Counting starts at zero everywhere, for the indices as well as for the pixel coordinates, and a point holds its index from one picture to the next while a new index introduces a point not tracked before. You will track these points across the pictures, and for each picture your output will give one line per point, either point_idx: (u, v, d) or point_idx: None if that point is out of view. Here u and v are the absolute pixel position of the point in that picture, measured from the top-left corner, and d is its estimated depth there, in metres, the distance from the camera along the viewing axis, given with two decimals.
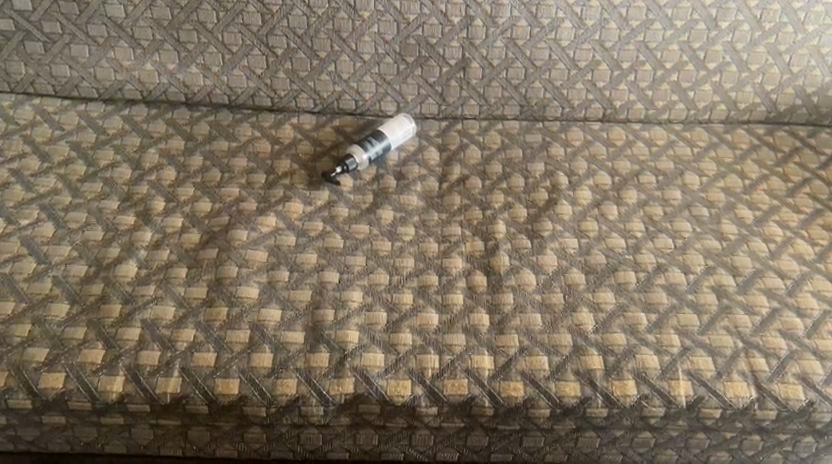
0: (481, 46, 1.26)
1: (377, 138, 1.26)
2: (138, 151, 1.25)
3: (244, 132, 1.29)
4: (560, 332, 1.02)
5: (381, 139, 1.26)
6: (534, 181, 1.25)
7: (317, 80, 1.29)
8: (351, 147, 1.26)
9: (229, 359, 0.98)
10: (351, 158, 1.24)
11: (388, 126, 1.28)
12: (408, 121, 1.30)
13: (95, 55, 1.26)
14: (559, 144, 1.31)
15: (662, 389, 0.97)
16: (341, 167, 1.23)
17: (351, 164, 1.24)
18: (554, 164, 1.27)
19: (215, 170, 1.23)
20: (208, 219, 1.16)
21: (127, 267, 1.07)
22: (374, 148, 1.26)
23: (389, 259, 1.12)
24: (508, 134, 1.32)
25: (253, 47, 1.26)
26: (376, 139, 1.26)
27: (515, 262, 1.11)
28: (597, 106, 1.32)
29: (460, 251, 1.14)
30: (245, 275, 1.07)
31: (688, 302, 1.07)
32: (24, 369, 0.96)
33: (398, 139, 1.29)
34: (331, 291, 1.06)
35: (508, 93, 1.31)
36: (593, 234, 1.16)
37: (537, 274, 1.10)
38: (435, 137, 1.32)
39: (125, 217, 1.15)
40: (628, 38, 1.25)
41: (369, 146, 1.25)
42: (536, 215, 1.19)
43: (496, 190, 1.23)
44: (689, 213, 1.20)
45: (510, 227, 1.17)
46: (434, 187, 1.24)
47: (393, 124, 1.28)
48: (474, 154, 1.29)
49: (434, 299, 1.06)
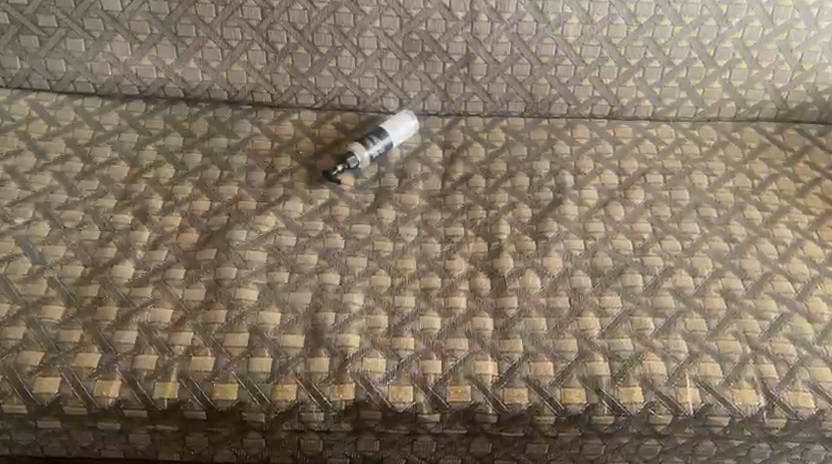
0: (531, 43, 1.23)
1: (377, 135, 1.22)
2: (179, 150, 1.21)
3: (286, 132, 1.25)
4: (621, 337, 1.00)
5: (381, 136, 1.22)
6: (584, 178, 1.20)
7: (362, 78, 1.27)
8: (351, 145, 1.22)
9: (285, 364, 0.97)
10: (352, 155, 1.19)
11: (392, 122, 1.24)
12: (411, 118, 1.26)
13: (136, 53, 1.25)
14: (607, 143, 1.26)
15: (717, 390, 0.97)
16: (342, 164, 1.19)
17: (350, 162, 1.19)
18: (601, 160, 1.23)
19: (259, 173, 1.19)
20: (253, 219, 1.12)
21: (176, 271, 1.05)
22: (375, 145, 1.21)
23: (439, 261, 1.08)
24: (556, 131, 1.28)
25: (298, 44, 1.24)
26: (377, 136, 1.21)
27: (570, 266, 1.08)
28: (648, 104, 1.29)
29: (510, 251, 1.10)
30: (296, 278, 1.05)
31: (748, 308, 1.04)
32: (78, 375, 0.95)
33: (399, 136, 1.24)
34: (384, 295, 1.04)
35: (556, 91, 1.28)
36: (647, 236, 1.12)
37: (593, 277, 1.07)
38: (480, 133, 1.27)
39: (171, 218, 1.12)
40: (681, 35, 1.23)
41: (369, 142, 1.21)
42: (588, 214, 1.15)
43: (544, 187, 1.19)
44: (743, 215, 1.16)
45: (562, 227, 1.13)
46: (480, 180, 1.20)
47: (394, 121, 1.24)
48: (521, 150, 1.24)
49: (487, 304, 1.03)
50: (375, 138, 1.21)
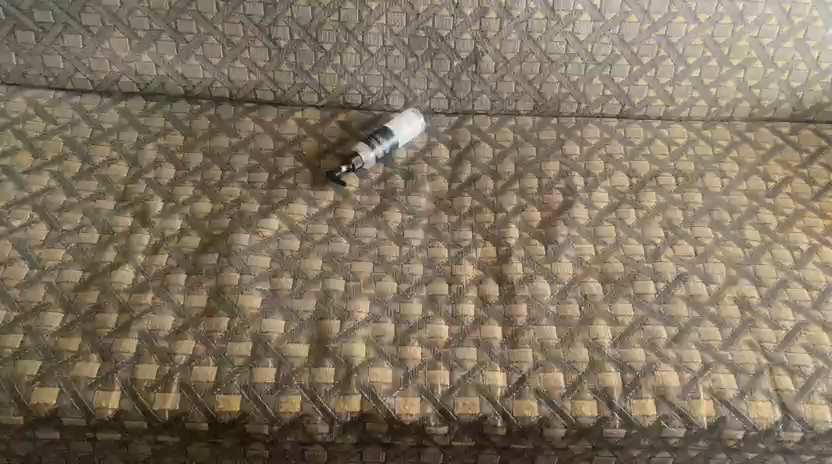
0: (495, 39, 1.19)
1: (386, 135, 1.21)
2: (134, 147, 1.20)
3: (246, 128, 1.24)
4: (578, 347, 0.98)
5: (388, 136, 1.21)
6: (548, 182, 1.20)
7: (323, 73, 1.23)
8: (356, 146, 1.22)
9: (230, 373, 0.93)
10: (357, 156, 1.19)
11: (394, 121, 1.23)
12: (416, 116, 1.25)
13: (89, 46, 1.20)
14: (573, 142, 1.25)
15: (682, 410, 0.93)
16: (346, 166, 1.19)
17: (357, 164, 1.19)
18: (569, 163, 1.22)
19: (216, 169, 1.19)
20: (208, 221, 1.11)
21: (123, 273, 1.03)
22: (383, 145, 1.21)
23: (397, 265, 1.08)
24: (521, 130, 1.27)
25: (255, 38, 1.19)
26: (385, 136, 1.21)
27: (529, 270, 1.07)
28: (616, 102, 1.26)
29: (471, 258, 1.09)
30: (247, 282, 1.02)
31: (710, 315, 1.02)
32: (17, 384, 0.91)
33: (407, 135, 1.24)
34: (337, 300, 1.01)
35: (522, 88, 1.25)
36: (610, 240, 1.11)
37: (552, 282, 1.05)
38: (445, 133, 1.26)
39: (122, 218, 1.11)
40: (650, 32, 1.18)
41: (377, 143, 1.21)
42: (550, 219, 1.14)
43: (507, 191, 1.19)
44: (710, 217, 1.15)
45: (524, 232, 1.12)
46: (443, 187, 1.20)
47: (400, 120, 1.23)
48: (486, 152, 1.24)
49: (444, 311, 1.01)
50: (381, 139, 1.21)
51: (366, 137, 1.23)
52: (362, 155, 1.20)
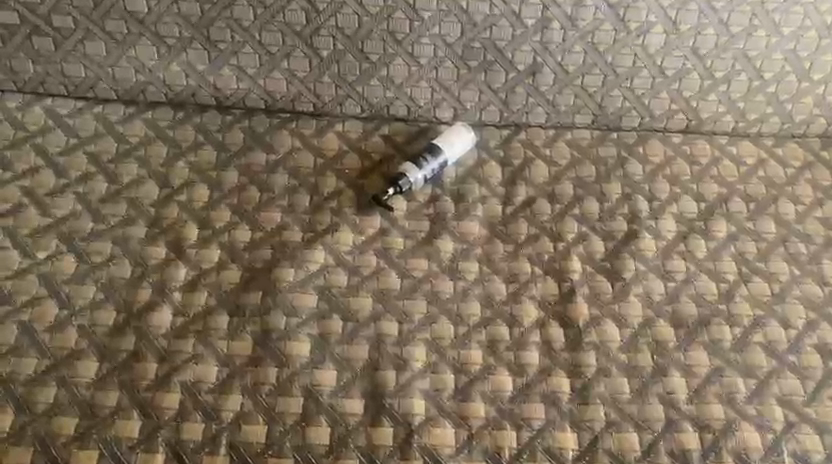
0: (556, 51, 1.10)
1: (436, 153, 1.12)
2: (164, 165, 1.12)
3: (283, 142, 1.15)
4: (652, 403, 0.91)
5: (438, 155, 1.12)
6: (611, 206, 1.11)
7: (367, 85, 1.13)
8: (402, 165, 1.12)
9: (281, 433, 0.86)
10: (404, 176, 1.10)
11: (443, 138, 1.14)
12: (467, 132, 1.16)
13: (112, 54, 1.10)
14: (635, 159, 1.16)
15: None
16: (394, 187, 1.10)
17: (404, 185, 1.10)
18: (631, 185, 1.14)
19: (252, 190, 1.10)
20: (247, 252, 1.02)
21: (160, 314, 0.96)
22: (431, 165, 1.12)
23: (453, 304, 1.00)
24: (578, 146, 1.18)
25: (294, 47, 1.09)
26: (434, 154, 1.12)
27: (596, 311, 0.99)
28: (682, 117, 1.17)
29: (531, 296, 1.01)
30: (294, 326, 0.95)
31: (791, 366, 0.95)
32: (52, 443, 0.85)
33: (457, 153, 1.15)
34: (390, 347, 0.94)
35: (582, 101, 1.15)
36: (680, 276, 1.03)
37: (621, 327, 0.98)
38: (496, 149, 1.17)
39: (154, 247, 1.03)
40: (727, 46, 1.09)
41: (425, 163, 1.11)
42: (616, 251, 1.06)
43: (567, 216, 1.10)
44: (786, 249, 1.07)
45: (587, 266, 1.04)
46: (496, 210, 1.11)
47: (450, 136, 1.14)
48: (541, 170, 1.15)
49: (507, 358, 0.95)
50: (430, 158, 1.12)
51: (412, 155, 1.14)
52: (409, 175, 1.10)
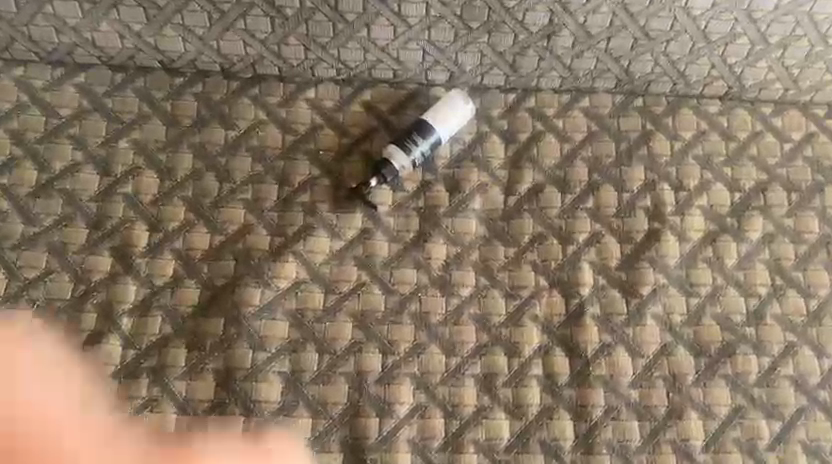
0: (578, 12, 0.89)
1: (426, 132, 0.95)
2: (103, 145, 0.94)
3: (244, 114, 0.96)
4: (665, 451, 0.82)
5: (428, 133, 0.95)
6: (630, 197, 0.96)
7: (343, 48, 0.93)
8: (386, 148, 0.95)
9: None
10: (388, 165, 0.93)
11: (434, 111, 0.96)
12: (463, 103, 0.97)
13: (24, 10, 0.88)
14: (661, 136, 0.99)
15: None
16: (377, 178, 0.93)
17: (390, 174, 0.93)
18: (656, 169, 0.97)
19: (210, 179, 0.93)
20: (206, 264, 0.88)
21: (108, 347, 0.83)
22: (420, 147, 0.94)
23: (444, 328, 0.87)
24: (596, 116, 0.99)
25: (250, 4, 0.87)
26: (423, 133, 0.94)
27: (607, 337, 0.87)
28: (722, 82, 0.98)
29: (534, 316, 0.89)
30: (262, 362, 0.83)
31: (821, 404, 0.85)
32: None
33: (452, 128, 0.97)
34: (372, 386, 0.83)
35: (604, 65, 0.96)
36: (705, 290, 0.91)
37: (635, 357, 0.87)
38: (499, 120, 0.99)
39: (97, 256, 0.88)
40: (789, 8, 0.88)
41: (413, 146, 0.94)
42: (633, 257, 0.92)
43: (579, 210, 0.95)
44: (829, 254, 0.93)
45: (599, 276, 0.91)
46: (497, 201, 0.95)
47: (443, 111, 0.96)
48: (551, 148, 0.98)
49: (505, 398, 0.84)
50: (419, 138, 0.94)
51: (399, 134, 0.96)
52: (394, 163, 0.93)
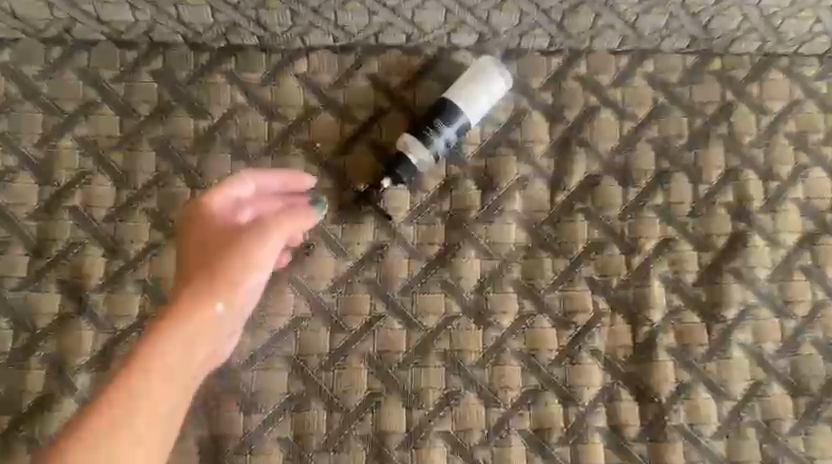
0: None
1: (449, 115, 0.74)
2: (40, 145, 0.73)
3: (219, 97, 0.76)
4: None
5: (452, 116, 0.74)
6: (709, 190, 0.76)
7: (344, 9, 0.74)
8: (401, 139, 0.75)
9: None
10: (403, 161, 0.73)
11: (458, 88, 0.75)
12: (494, 72, 0.76)
13: None
14: (746, 108, 0.79)
15: None
16: (390, 177, 0.73)
17: (407, 173, 0.73)
18: (740, 152, 0.77)
19: (180, 185, 0.74)
20: None
21: (64, 414, 0.67)
22: (443, 135, 0.74)
23: (483, 371, 0.70)
24: (663, 84, 0.79)
25: None
26: (446, 118, 0.74)
27: (684, 375, 0.71)
28: (825, 38, 0.78)
29: (593, 350, 0.72)
30: (258, 426, 0.67)
31: None
32: None
33: (484, 107, 0.76)
34: (397, 452, 0.67)
35: (677, 21, 0.77)
36: (804, 309, 0.73)
37: (719, 399, 0.70)
38: (541, 92, 0.78)
39: (42, 293, 0.70)
40: None
41: (434, 135, 0.73)
42: (714, 269, 0.74)
43: (645, 209, 0.76)
44: None
45: (672, 296, 0.73)
46: (543, 199, 0.76)
47: (468, 85, 0.75)
48: (609, 128, 0.78)
49: (560, 459, 0.68)
50: (441, 123, 0.74)
51: (416, 119, 0.76)
52: (411, 157, 0.73)
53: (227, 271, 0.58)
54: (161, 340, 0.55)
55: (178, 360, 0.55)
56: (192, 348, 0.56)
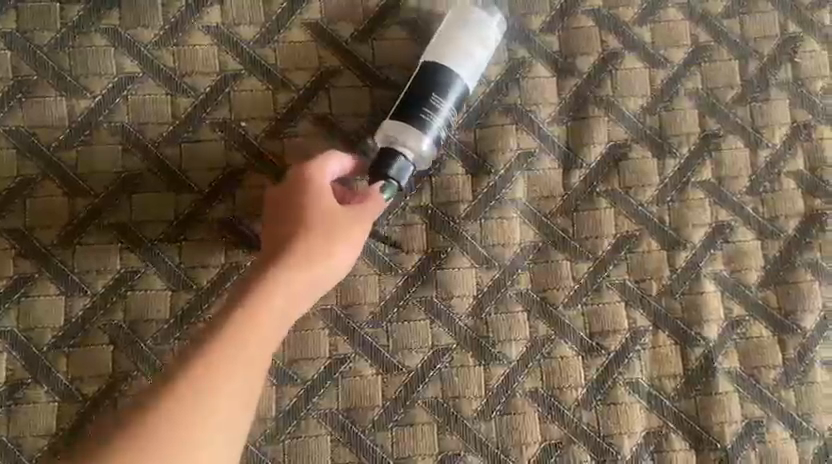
0: None
1: (444, 84, 0.52)
2: None
3: (100, 67, 0.55)
4: None
5: (449, 83, 0.53)
6: (772, 156, 0.57)
7: None
8: (383, 129, 0.52)
9: None
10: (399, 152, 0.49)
11: (450, 42, 0.54)
12: (480, 18, 0.55)
13: None
14: (814, 43, 0.59)
15: None
16: (385, 179, 0.49)
17: (407, 174, 0.50)
18: (810, 103, 0.58)
19: (54, 193, 0.53)
20: (66, 353, 0.51)
21: None
22: (442, 110, 0.52)
23: (488, 423, 0.52)
24: (703, 16, 0.59)
25: None
26: (441, 88, 0.52)
27: (753, 410, 0.53)
28: None
29: (634, 383, 0.53)
30: None
31: None
32: None
33: (481, 66, 0.55)
34: None
35: None
36: None
37: (800, 439, 0.53)
38: (543, 35, 0.58)
39: None
40: None
41: (430, 111, 0.52)
42: (784, 263, 0.56)
43: (691, 187, 0.56)
44: None
45: (733, 303, 0.55)
46: (555, 182, 0.56)
47: (457, 41, 0.54)
48: (637, 78, 0.58)
49: None
50: (438, 97, 0.52)
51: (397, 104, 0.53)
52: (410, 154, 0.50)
53: (324, 239, 0.47)
54: (215, 350, 0.44)
55: (235, 383, 0.44)
56: (251, 368, 0.45)
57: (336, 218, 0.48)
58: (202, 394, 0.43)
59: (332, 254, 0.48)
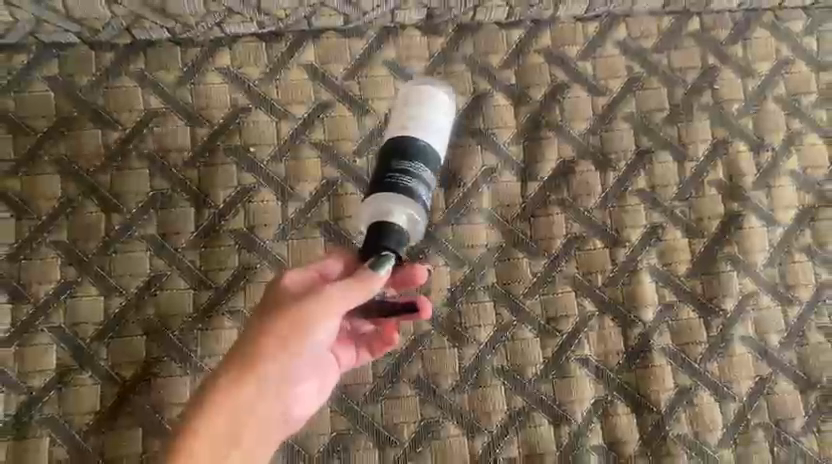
0: None
1: (415, 150, 0.59)
2: None
3: (131, 104, 0.65)
4: None
5: (423, 155, 0.59)
6: (696, 167, 0.68)
7: None
8: (370, 209, 0.57)
9: None
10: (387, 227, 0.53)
11: (414, 126, 0.60)
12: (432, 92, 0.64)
13: None
14: (731, 72, 0.70)
15: None
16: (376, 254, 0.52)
17: (397, 242, 0.53)
18: (728, 122, 0.69)
19: (93, 210, 0.63)
20: (106, 344, 0.61)
21: None
22: (418, 173, 0.58)
23: (462, 395, 0.62)
24: (637, 51, 0.70)
25: None
26: (414, 154, 0.58)
27: (683, 380, 0.64)
28: None
29: (583, 359, 0.64)
30: None
31: None
32: None
33: (441, 131, 0.62)
34: None
35: None
36: (807, 295, 0.66)
37: (723, 402, 0.63)
38: (502, 70, 0.69)
39: None
40: None
41: (408, 178, 0.57)
42: (708, 257, 0.66)
43: (628, 196, 0.67)
44: None
45: (666, 291, 0.66)
46: (514, 192, 0.67)
47: (420, 109, 0.62)
48: (582, 105, 0.69)
49: None
50: (416, 167, 0.58)
51: (372, 185, 0.58)
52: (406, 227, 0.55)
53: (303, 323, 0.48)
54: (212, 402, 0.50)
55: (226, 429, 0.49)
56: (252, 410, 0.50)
57: (313, 312, 0.48)
58: (195, 437, 0.49)
59: (314, 334, 0.49)
